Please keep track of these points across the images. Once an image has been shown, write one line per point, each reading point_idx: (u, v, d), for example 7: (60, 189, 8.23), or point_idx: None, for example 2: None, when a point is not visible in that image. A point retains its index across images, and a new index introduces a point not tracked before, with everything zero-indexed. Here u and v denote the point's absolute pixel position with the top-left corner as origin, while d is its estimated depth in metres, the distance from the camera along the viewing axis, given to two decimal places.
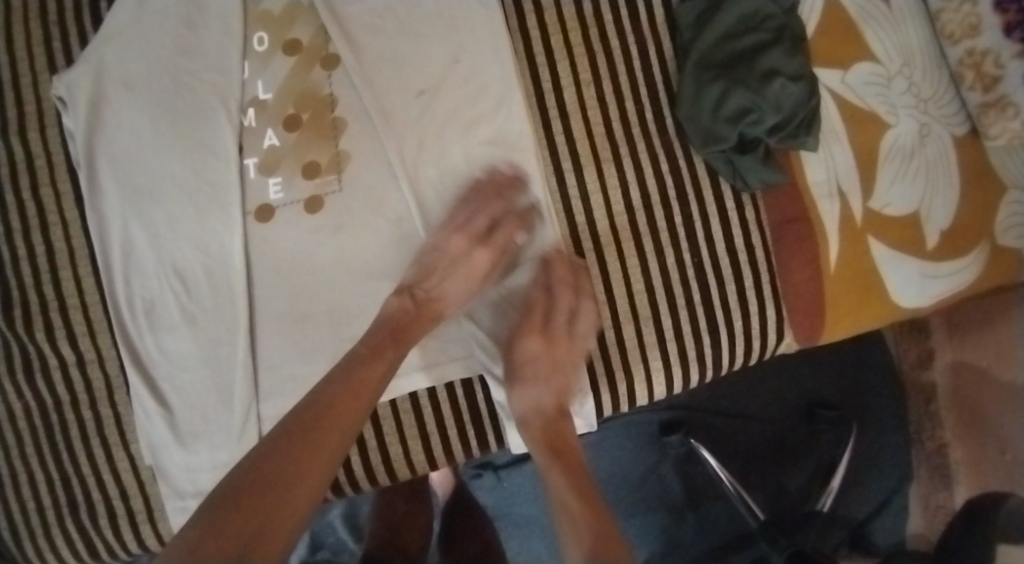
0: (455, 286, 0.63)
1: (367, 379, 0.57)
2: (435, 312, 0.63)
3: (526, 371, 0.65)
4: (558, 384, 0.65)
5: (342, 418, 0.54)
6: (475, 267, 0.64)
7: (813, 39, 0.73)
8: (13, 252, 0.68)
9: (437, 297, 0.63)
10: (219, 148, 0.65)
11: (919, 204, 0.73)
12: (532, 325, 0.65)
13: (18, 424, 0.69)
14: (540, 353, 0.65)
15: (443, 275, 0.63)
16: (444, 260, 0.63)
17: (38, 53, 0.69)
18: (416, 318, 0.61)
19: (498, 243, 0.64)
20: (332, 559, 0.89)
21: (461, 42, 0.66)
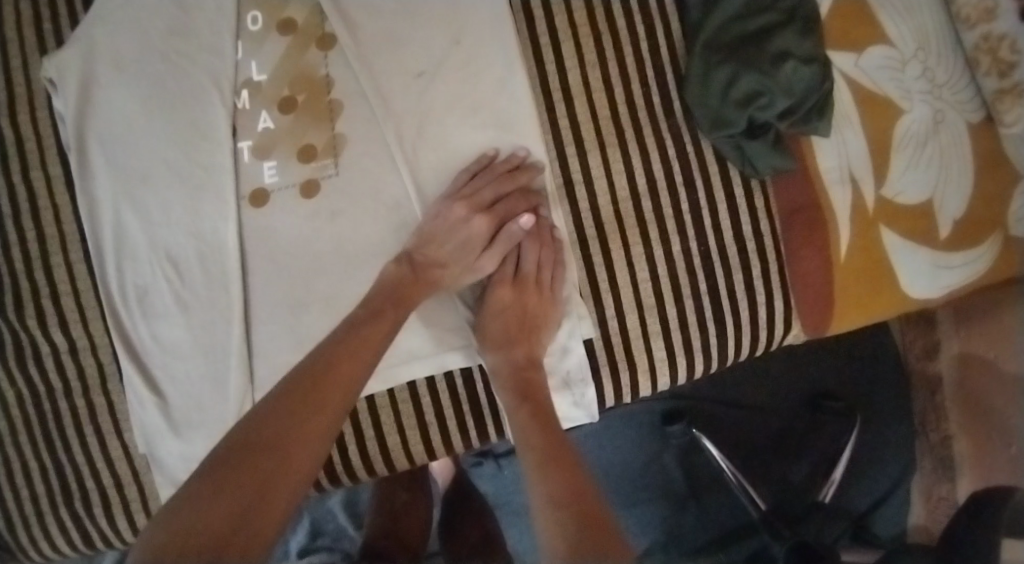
0: (455, 257, 0.62)
1: (364, 343, 0.57)
2: (431, 280, 0.62)
3: (496, 318, 0.64)
4: (529, 333, 0.64)
5: (341, 383, 0.54)
6: (474, 239, 0.62)
7: (827, 21, 0.71)
8: (3, 237, 0.67)
9: (434, 264, 0.62)
10: (212, 131, 0.63)
11: (932, 192, 0.71)
12: (503, 274, 0.64)
13: (11, 412, 0.68)
14: (509, 300, 0.64)
15: (438, 237, 0.61)
16: (445, 228, 0.61)
17: (26, 32, 0.67)
18: (413, 284, 0.61)
19: (499, 213, 0.62)
20: (333, 545, 0.87)
21: (462, 22, 0.64)
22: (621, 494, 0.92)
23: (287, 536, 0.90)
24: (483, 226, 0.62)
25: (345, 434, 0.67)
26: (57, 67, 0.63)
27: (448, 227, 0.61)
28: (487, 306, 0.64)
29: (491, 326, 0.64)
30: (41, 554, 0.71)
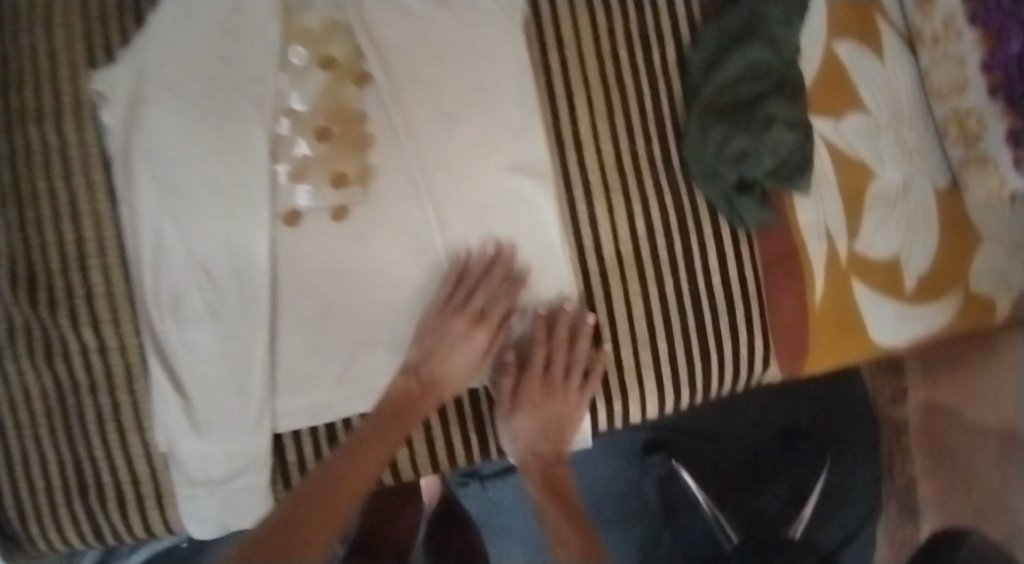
0: (455, 376, 0.68)
1: (381, 437, 0.66)
2: (437, 392, 0.68)
3: (526, 420, 0.69)
4: (556, 423, 0.70)
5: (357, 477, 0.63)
6: (473, 354, 0.68)
7: (812, 87, 0.78)
8: (43, 239, 0.71)
9: (439, 382, 0.67)
10: (253, 153, 0.68)
11: (899, 249, 0.79)
12: (531, 380, 0.69)
13: (32, 406, 0.71)
14: (537, 404, 0.69)
15: (443, 356, 0.67)
16: (448, 342, 0.67)
17: (78, 49, 0.72)
18: (421, 401, 0.67)
19: (491, 322, 0.68)
20: None
21: (486, 71, 0.70)
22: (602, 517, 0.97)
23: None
24: (478, 340, 0.68)
25: None
26: (110, 83, 0.68)
27: (452, 353, 0.67)
28: (516, 410, 0.69)
29: (523, 427, 0.69)
30: (50, 545, 0.74)
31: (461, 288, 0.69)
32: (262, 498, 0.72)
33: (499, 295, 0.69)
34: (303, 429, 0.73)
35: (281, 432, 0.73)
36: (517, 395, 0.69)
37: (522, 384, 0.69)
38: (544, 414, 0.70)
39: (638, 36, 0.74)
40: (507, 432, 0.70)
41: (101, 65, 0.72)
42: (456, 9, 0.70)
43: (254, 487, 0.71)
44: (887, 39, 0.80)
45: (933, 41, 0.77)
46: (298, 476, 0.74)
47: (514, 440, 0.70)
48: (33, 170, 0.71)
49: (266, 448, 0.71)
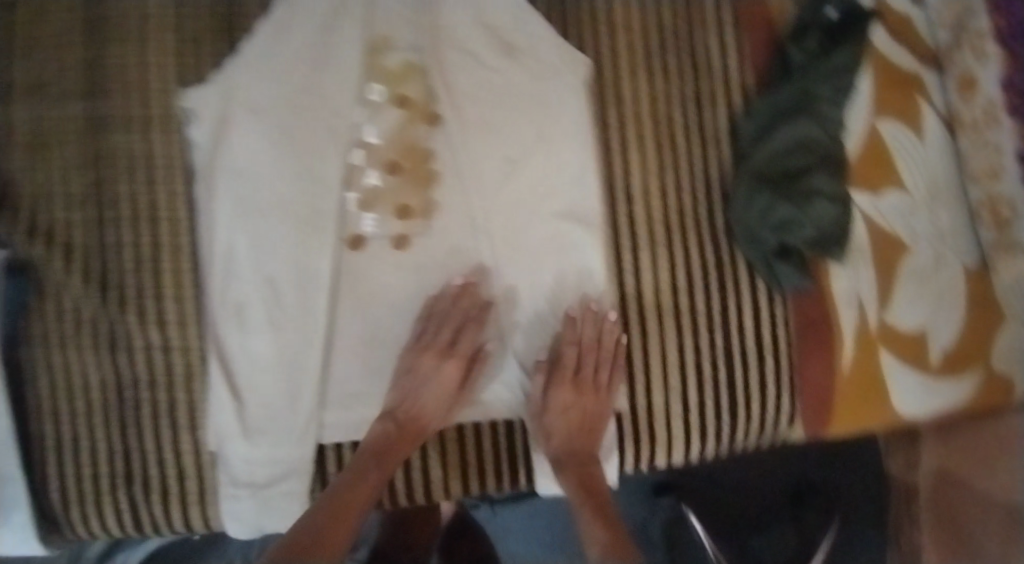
0: (428, 414, 0.73)
1: (385, 452, 0.71)
2: (416, 426, 0.73)
3: (555, 422, 0.74)
4: (585, 421, 0.75)
5: (366, 485, 0.70)
6: (446, 389, 0.73)
7: (855, 162, 0.82)
8: (118, 239, 0.75)
9: (415, 423, 0.73)
10: (328, 179, 0.73)
11: (926, 324, 0.82)
12: (558, 381, 0.74)
13: (92, 395, 0.75)
14: (568, 404, 0.73)
15: (416, 395, 0.73)
16: (421, 379, 0.73)
17: (170, 64, 0.76)
18: (399, 440, 0.72)
19: (461, 353, 0.74)
20: None
21: (550, 121, 0.74)
22: None
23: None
24: (450, 372, 0.73)
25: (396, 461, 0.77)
26: (201, 102, 0.72)
27: (423, 391, 0.73)
28: (547, 412, 0.74)
29: (553, 427, 0.74)
30: (88, 531, 0.77)
31: (437, 327, 0.74)
32: (300, 505, 0.75)
33: (472, 327, 0.74)
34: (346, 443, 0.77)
35: (325, 444, 0.77)
36: (547, 397, 0.74)
37: (550, 385, 0.74)
38: (577, 410, 0.74)
39: (694, 101, 0.78)
40: (539, 432, 0.74)
41: (189, 81, 0.76)
42: (527, 62, 0.74)
43: (293, 494, 0.75)
44: (929, 122, 0.84)
45: (973, 126, 0.79)
46: None
47: (547, 439, 0.74)
48: (117, 174, 0.75)
49: (309, 457, 0.75)
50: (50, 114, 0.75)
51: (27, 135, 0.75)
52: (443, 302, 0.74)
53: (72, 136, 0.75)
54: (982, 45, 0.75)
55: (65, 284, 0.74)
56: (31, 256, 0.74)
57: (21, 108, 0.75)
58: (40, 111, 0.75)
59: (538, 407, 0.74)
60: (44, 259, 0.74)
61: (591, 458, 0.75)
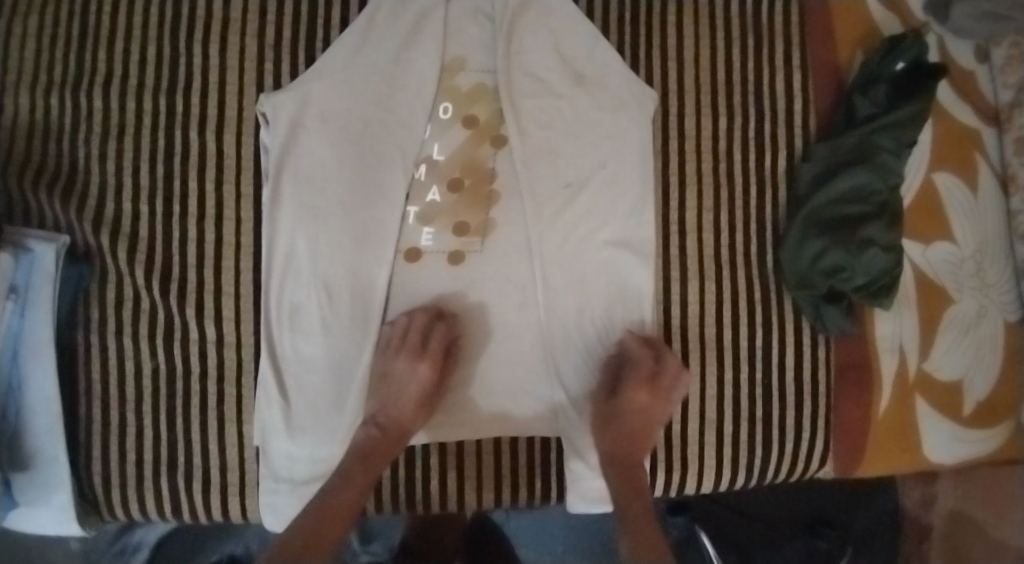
0: (411, 414, 0.72)
1: (381, 448, 0.71)
2: (400, 425, 0.72)
3: (614, 421, 0.73)
4: (634, 424, 0.73)
5: (362, 479, 0.69)
6: (424, 389, 0.73)
7: (909, 212, 0.83)
8: (183, 234, 0.77)
9: (398, 424, 0.72)
10: (391, 192, 0.75)
11: (964, 375, 0.83)
12: (635, 375, 0.72)
13: (143, 382, 0.77)
14: (628, 400, 0.72)
15: (397, 399, 0.72)
16: (397, 383, 0.73)
17: (248, 68, 0.78)
18: (385, 441, 0.71)
19: (433, 353, 0.73)
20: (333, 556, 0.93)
21: (612, 152, 0.76)
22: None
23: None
24: (425, 368, 0.73)
25: (432, 469, 0.79)
26: (276, 106, 0.73)
27: (409, 392, 0.72)
28: (606, 407, 0.73)
29: (613, 423, 0.73)
30: (125, 514, 0.79)
31: (411, 335, 0.74)
32: None
33: (438, 328, 0.74)
34: None
35: None
36: (615, 393, 0.73)
37: (625, 380, 0.73)
38: (642, 413, 0.73)
39: (755, 141, 0.80)
40: (597, 428, 0.73)
41: (265, 86, 0.78)
42: (596, 93, 0.76)
43: None
44: (984, 178, 0.84)
45: None
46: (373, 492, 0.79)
47: (603, 437, 0.72)
48: (186, 171, 0.77)
49: None
50: (127, 109, 0.77)
51: (103, 126, 0.77)
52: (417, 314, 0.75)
53: (146, 131, 0.77)
54: None
55: (126, 274, 0.77)
56: (96, 246, 0.76)
57: (99, 100, 0.77)
58: (117, 105, 0.77)
59: (603, 402, 0.74)
60: (109, 251, 0.76)
61: (636, 463, 0.71)
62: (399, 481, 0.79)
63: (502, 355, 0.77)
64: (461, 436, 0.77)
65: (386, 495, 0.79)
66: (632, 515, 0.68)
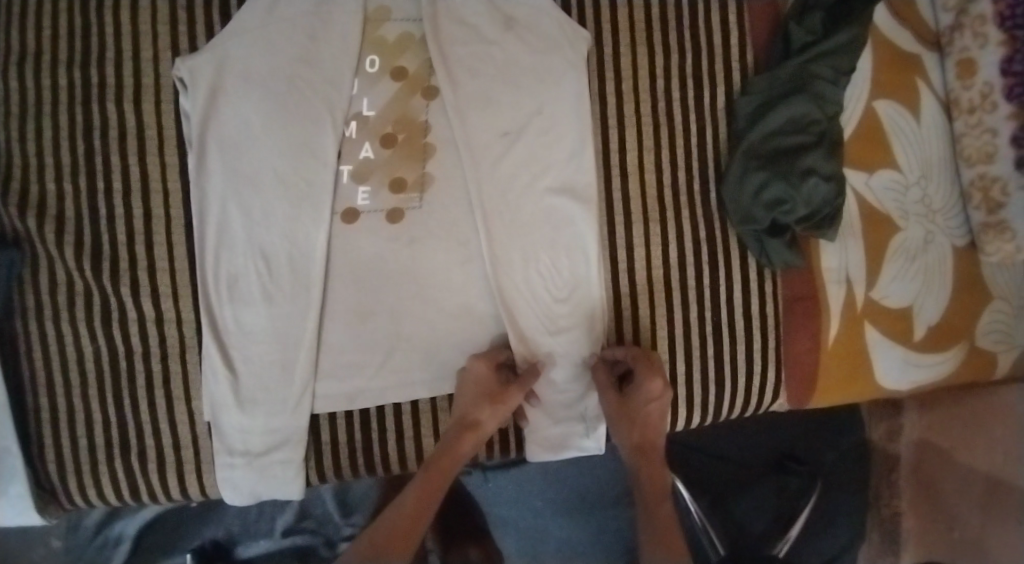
0: (488, 413, 0.72)
1: (452, 452, 0.71)
2: (473, 426, 0.72)
3: (638, 416, 0.73)
4: (652, 415, 0.74)
5: (434, 484, 0.70)
6: (490, 388, 0.73)
7: (850, 141, 0.82)
8: (110, 210, 0.74)
9: (471, 424, 0.72)
10: (320, 152, 0.72)
11: (913, 300, 0.83)
12: (645, 368, 0.74)
13: (86, 366, 0.75)
14: (644, 393, 0.73)
15: (466, 397, 0.73)
16: (466, 384, 0.73)
17: (161, 32, 0.75)
18: (460, 442, 0.71)
19: (490, 355, 0.74)
20: (319, 529, 0.94)
21: (546, 96, 0.74)
22: (591, 517, 0.97)
23: (272, 513, 0.94)
24: (480, 371, 0.73)
25: (387, 431, 0.78)
26: (191, 70, 0.70)
27: (474, 395, 0.73)
28: (630, 407, 0.73)
29: (637, 420, 0.73)
30: (84, 500, 0.77)
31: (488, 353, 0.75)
32: (296, 473, 0.75)
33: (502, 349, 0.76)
34: (340, 412, 0.77)
35: (319, 413, 0.76)
36: (632, 390, 0.74)
37: (637, 373, 0.74)
38: (658, 407, 0.74)
39: (692, 78, 0.79)
40: (620, 429, 0.73)
41: (181, 51, 0.75)
42: (527, 37, 0.74)
43: (287, 462, 0.74)
44: (926, 103, 0.84)
45: (969, 108, 0.80)
46: (330, 456, 0.77)
47: (629, 433, 0.73)
48: (109, 145, 0.74)
49: (306, 425, 0.75)
50: (42, 86, 0.74)
51: (20, 106, 0.73)
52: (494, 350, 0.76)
53: (64, 107, 0.74)
54: (986, 31, 0.77)
55: (56, 256, 0.74)
56: (23, 230, 0.73)
57: (13, 79, 0.73)
58: (32, 83, 0.74)
59: (618, 401, 0.74)
60: (35, 233, 0.73)
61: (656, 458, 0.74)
62: (356, 444, 0.78)
63: (450, 312, 0.77)
64: (415, 395, 0.77)
65: (344, 459, 0.78)
66: (659, 509, 0.73)
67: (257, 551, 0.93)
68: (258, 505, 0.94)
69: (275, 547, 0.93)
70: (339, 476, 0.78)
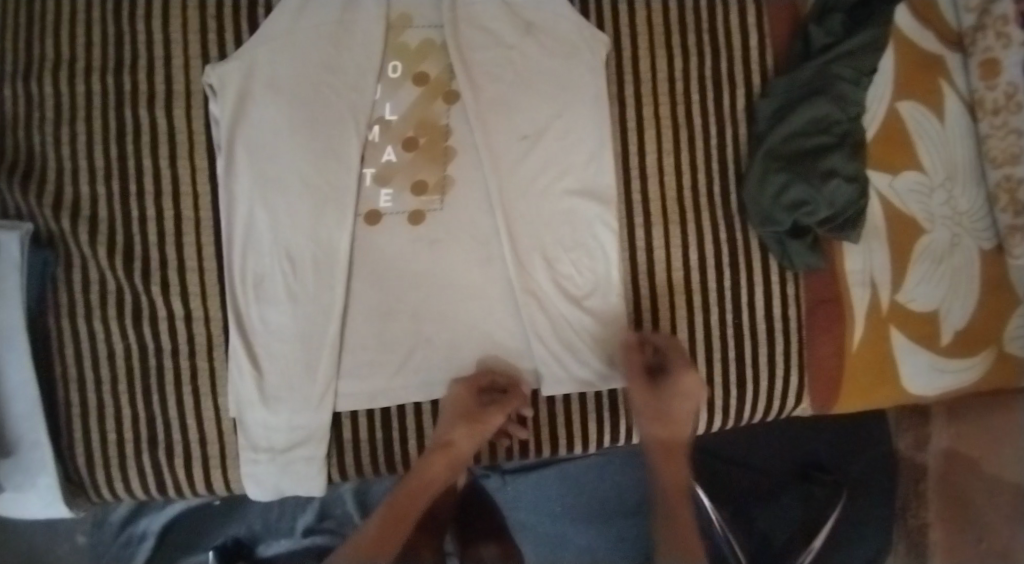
0: (462, 432, 0.72)
1: (428, 473, 0.72)
2: (452, 451, 0.72)
3: (663, 402, 0.74)
4: (674, 408, 0.74)
5: (408, 502, 0.71)
6: (469, 408, 0.73)
7: (872, 143, 0.82)
8: (143, 211, 0.77)
9: (452, 448, 0.72)
10: (344, 155, 0.74)
11: (939, 304, 0.82)
12: (682, 364, 0.74)
13: (117, 362, 0.77)
14: (674, 394, 0.73)
15: (450, 426, 0.72)
16: (450, 412, 0.73)
17: (192, 41, 0.77)
18: (431, 462, 0.72)
19: (475, 382, 0.75)
20: (338, 530, 0.95)
21: (565, 99, 0.75)
22: (614, 524, 0.96)
23: (292, 513, 0.95)
24: (459, 392, 0.74)
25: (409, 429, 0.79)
26: (221, 76, 0.73)
27: (455, 413, 0.73)
28: (662, 400, 0.74)
29: (663, 402, 0.74)
30: (112, 493, 0.79)
31: (476, 385, 0.74)
32: (319, 470, 0.76)
33: (498, 385, 0.76)
34: (361, 411, 0.78)
35: (341, 412, 0.77)
36: (670, 387, 0.73)
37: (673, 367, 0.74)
38: (683, 402, 0.74)
39: (711, 81, 0.79)
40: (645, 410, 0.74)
41: (212, 59, 0.77)
42: (545, 41, 0.75)
43: (312, 459, 0.75)
44: (949, 104, 0.83)
45: (993, 109, 0.79)
46: (352, 456, 0.78)
47: (655, 418, 0.74)
48: (140, 149, 0.77)
49: (327, 423, 0.76)
50: (76, 92, 0.76)
51: (54, 111, 0.76)
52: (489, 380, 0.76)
53: (98, 111, 0.76)
54: (1009, 31, 0.76)
55: (90, 256, 0.76)
56: (58, 230, 0.76)
57: (47, 85, 0.76)
58: (66, 89, 0.76)
59: (650, 391, 0.74)
60: (70, 234, 0.75)
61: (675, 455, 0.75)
62: (377, 444, 0.78)
63: (471, 312, 0.77)
64: (435, 396, 0.77)
65: (365, 459, 0.78)
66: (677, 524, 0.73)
67: (279, 550, 0.93)
68: (280, 505, 0.96)
69: (295, 546, 0.93)
70: (360, 475, 0.79)
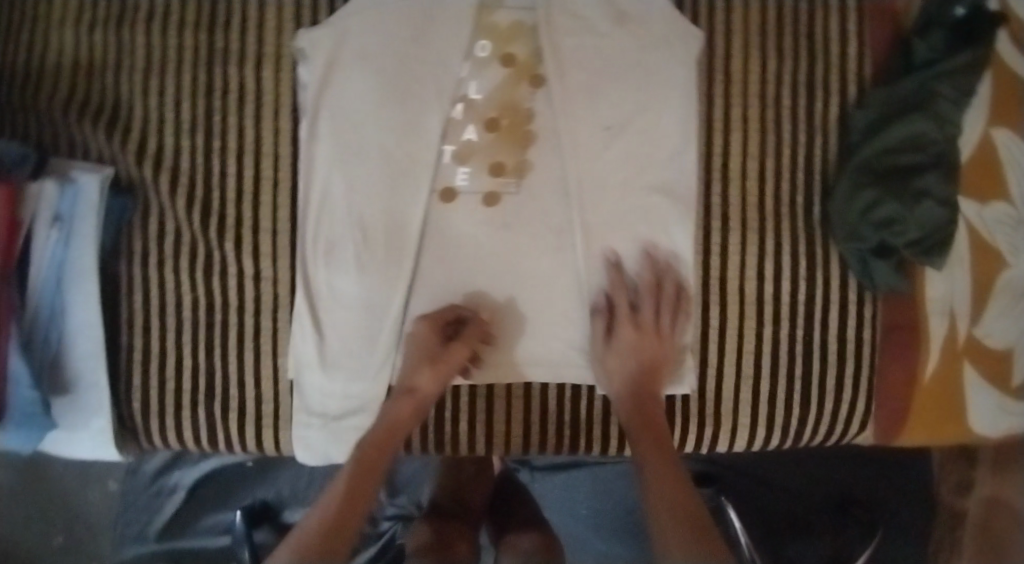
0: (426, 376, 0.72)
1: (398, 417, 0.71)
2: (420, 398, 0.72)
3: (627, 354, 0.73)
4: (642, 355, 0.73)
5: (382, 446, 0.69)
6: (432, 349, 0.73)
7: (964, 168, 0.78)
8: (223, 166, 0.77)
9: (418, 391, 0.72)
10: (424, 129, 0.73)
11: (1016, 342, 0.78)
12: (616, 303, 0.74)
13: (183, 312, 0.78)
14: (625, 342, 0.73)
15: (410, 369, 0.73)
16: (411, 351, 0.73)
17: (286, 4, 0.78)
18: (398, 408, 0.71)
19: (438, 317, 0.74)
20: None
21: (654, 93, 0.74)
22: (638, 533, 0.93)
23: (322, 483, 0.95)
24: (421, 329, 0.73)
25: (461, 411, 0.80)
26: (312, 42, 0.73)
27: (415, 353, 0.73)
28: (621, 352, 0.73)
29: (623, 351, 0.73)
30: (164, 442, 0.80)
31: (441, 322, 0.74)
32: None
33: (467, 318, 0.74)
34: None
35: None
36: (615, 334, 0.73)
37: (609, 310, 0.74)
38: (637, 346, 0.73)
39: (805, 89, 0.77)
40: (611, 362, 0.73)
41: (305, 23, 0.77)
42: (639, 33, 0.74)
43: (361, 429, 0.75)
44: None
45: None
46: None
47: (625, 369, 0.72)
48: (225, 105, 0.77)
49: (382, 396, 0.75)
50: (169, 44, 0.77)
51: (147, 61, 0.77)
52: (457, 315, 0.74)
53: (188, 65, 0.77)
54: None
55: (167, 206, 0.77)
56: (139, 178, 0.77)
57: (141, 35, 0.77)
58: (160, 41, 0.77)
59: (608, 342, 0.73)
60: (151, 182, 0.77)
61: (652, 398, 0.72)
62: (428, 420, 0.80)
63: (537, 299, 0.76)
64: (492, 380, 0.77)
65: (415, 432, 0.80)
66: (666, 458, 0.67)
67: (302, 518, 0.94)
68: (310, 472, 0.95)
69: None
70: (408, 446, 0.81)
